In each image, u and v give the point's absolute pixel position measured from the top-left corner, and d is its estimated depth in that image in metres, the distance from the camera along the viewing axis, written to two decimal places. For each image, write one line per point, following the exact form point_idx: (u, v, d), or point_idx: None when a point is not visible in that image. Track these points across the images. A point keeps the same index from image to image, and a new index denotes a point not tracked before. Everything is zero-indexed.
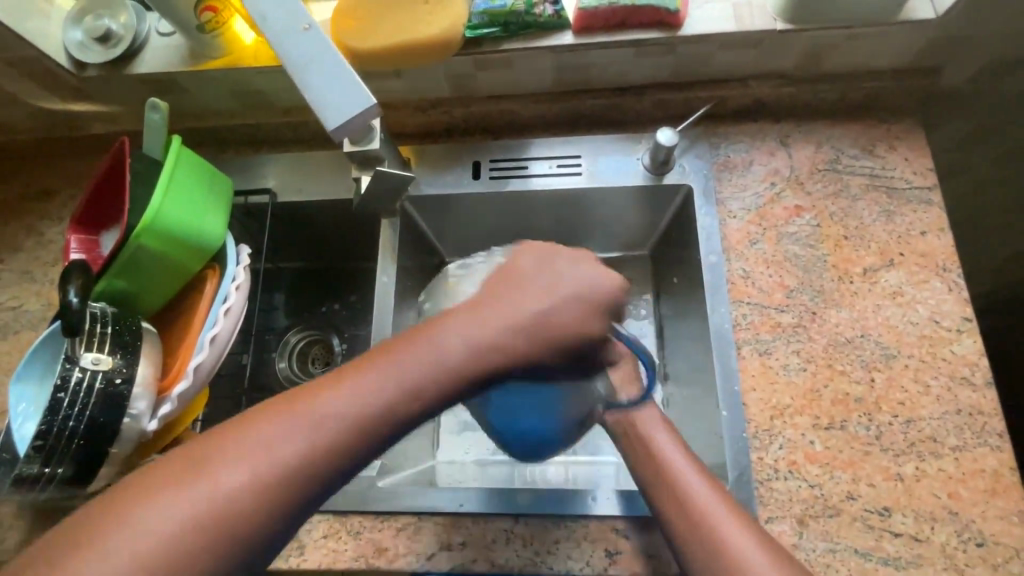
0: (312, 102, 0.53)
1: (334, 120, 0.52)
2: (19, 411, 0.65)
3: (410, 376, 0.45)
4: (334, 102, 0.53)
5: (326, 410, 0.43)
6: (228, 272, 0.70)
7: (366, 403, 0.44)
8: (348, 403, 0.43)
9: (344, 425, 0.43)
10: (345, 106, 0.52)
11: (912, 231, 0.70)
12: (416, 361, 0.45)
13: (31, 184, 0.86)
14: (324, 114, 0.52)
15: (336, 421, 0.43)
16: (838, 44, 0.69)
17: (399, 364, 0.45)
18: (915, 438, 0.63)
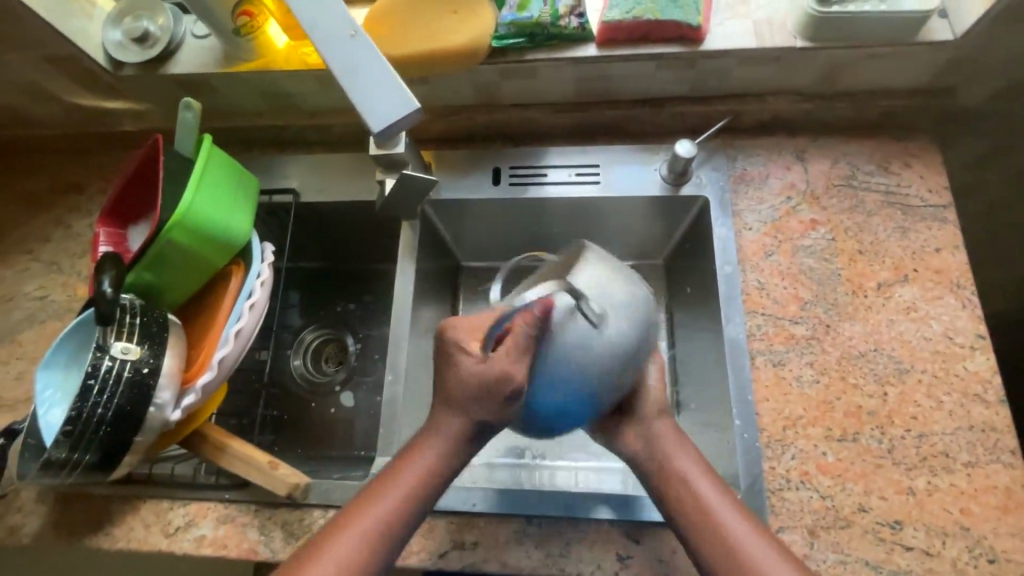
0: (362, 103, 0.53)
1: (375, 120, 0.53)
2: (45, 397, 0.68)
3: (418, 473, 0.51)
4: (376, 105, 0.53)
5: (359, 536, 0.48)
6: (252, 268, 0.72)
7: (395, 504, 0.50)
8: (378, 510, 0.49)
9: (380, 535, 0.48)
10: (392, 111, 0.53)
11: (926, 248, 0.71)
12: (416, 461, 0.51)
13: (62, 179, 0.89)
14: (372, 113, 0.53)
15: (373, 537, 0.48)
16: (857, 63, 0.71)
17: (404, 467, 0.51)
18: (927, 453, 0.63)
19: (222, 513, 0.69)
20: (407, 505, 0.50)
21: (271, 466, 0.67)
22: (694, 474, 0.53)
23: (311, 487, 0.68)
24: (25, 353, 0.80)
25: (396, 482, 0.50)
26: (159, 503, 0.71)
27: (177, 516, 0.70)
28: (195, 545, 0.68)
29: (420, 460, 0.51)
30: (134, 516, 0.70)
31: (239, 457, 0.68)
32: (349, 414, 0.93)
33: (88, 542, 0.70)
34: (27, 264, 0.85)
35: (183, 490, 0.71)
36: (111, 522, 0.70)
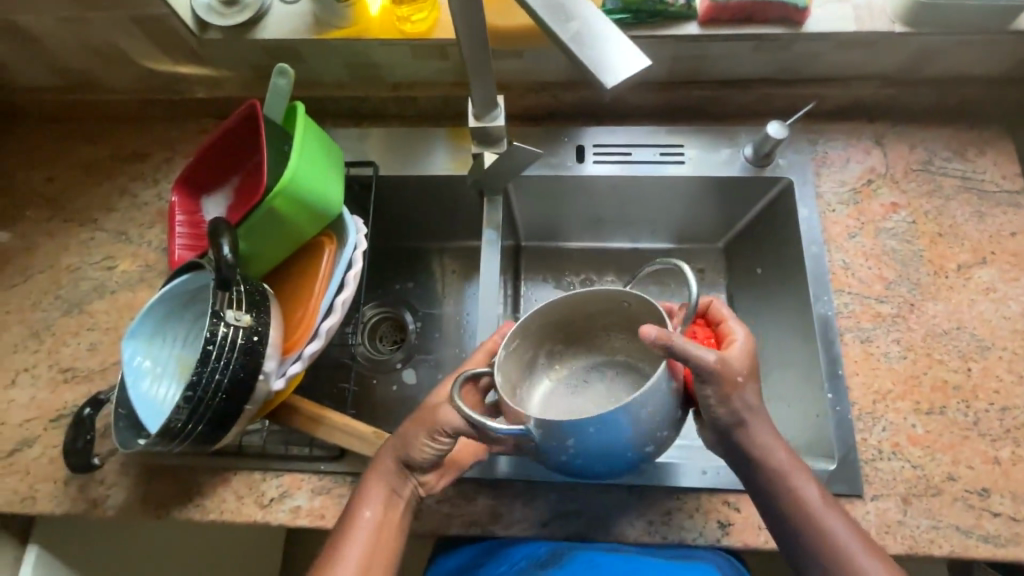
0: (582, 58, 0.43)
1: (605, 74, 0.43)
2: (134, 366, 0.66)
3: (377, 507, 0.60)
4: (602, 58, 0.43)
5: (366, 512, 0.60)
6: (349, 240, 0.71)
7: (368, 534, 0.59)
8: (355, 546, 0.58)
9: (379, 509, 0.60)
10: (619, 63, 0.43)
11: (1002, 232, 0.74)
12: (371, 500, 0.60)
13: (127, 147, 0.86)
14: (597, 70, 0.43)
15: (376, 511, 0.60)
16: (945, 50, 0.73)
17: (363, 505, 0.60)
18: (1011, 425, 0.66)
19: (318, 484, 0.69)
20: (382, 532, 0.60)
21: (377, 437, 0.67)
22: (792, 477, 0.57)
23: None
24: (96, 324, 0.78)
25: (360, 517, 0.60)
26: (251, 474, 0.70)
27: (270, 487, 0.69)
28: (292, 516, 0.68)
29: (375, 495, 0.60)
30: (225, 488, 0.69)
31: (340, 429, 0.67)
32: (412, 392, 0.91)
33: (177, 515, 0.69)
34: (92, 234, 0.82)
35: (276, 461, 0.70)
36: (201, 494, 0.69)
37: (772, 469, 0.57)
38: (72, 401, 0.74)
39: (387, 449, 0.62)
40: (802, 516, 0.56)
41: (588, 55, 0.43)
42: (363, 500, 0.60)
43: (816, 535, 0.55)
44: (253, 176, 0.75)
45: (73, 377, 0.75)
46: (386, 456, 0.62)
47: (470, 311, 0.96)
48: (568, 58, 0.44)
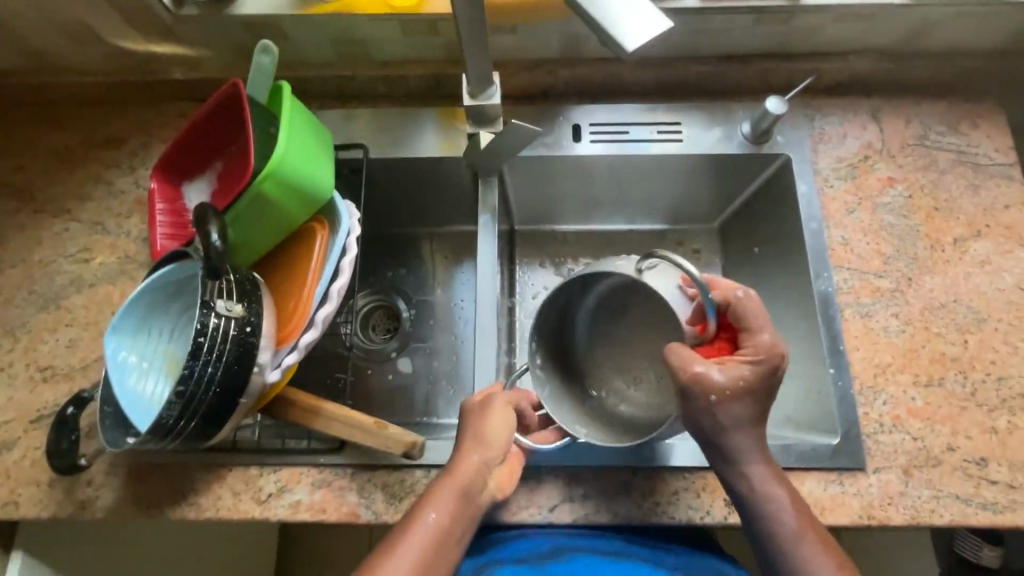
0: (598, 18, 0.42)
1: (625, 38, 0.41)
2: (119, 361, 0.63)
3: (445, 512, 0.56)
4: (622, 18, 0.42)
5: (436, 514, 0.55)
6: (342, 224, 0.68)
7: (427, 540, 0.54)
8: (410, 552, 0.53)
9: (451, 515, 0.56)
10: (635, 23, 0.42)
11: (996, 204, 0.75)
12: (440, 502, 0.56)
13: (101, 132, 0.82)
14: (614, 31, 0.42)
15: (447, 516, 0.56)
16: (942, 22, 0.73)
17: (430, 509, 0.56)
18: (1007, 395, 0.67)
19: (318, 478, 0.67)
20: (442, 541, 0.55)
21: (379, 427, 0.65)
22: (765, 481, 0.57)
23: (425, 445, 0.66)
24: (74, 319, 0.74)
25: (423, 521, 0.55)
26: (247, 470, 0.67)
27: (268, 482, 0.67)
28: (292, 511, 0.66)
29: (445, 498, 0.56)
30: (220, 485, 0.67)
31: (338, 419, 0.65)
32: (408, 380, 0.89)
33: (171, 514, 0.66)
34: (66, 225, 0.78)
35: (273, 455, 0.68)
36: (195, 492, 0.67)
37: (752, 484, 0.57)
38: (53, 400, 0.71)
39: (467, 454, 0.59)
40: (773, 532, 0.56)
41: (603, 14, 0.42)
42: (429, 503, 0.56)
43: (785, 556, 0.55)
44: (237, 160, 0.72)
45: (52, 375, 0.72)
46: (466, 461, 0.58)
47: (464, 297, 0.94)
48: (583, 20, 0.43)
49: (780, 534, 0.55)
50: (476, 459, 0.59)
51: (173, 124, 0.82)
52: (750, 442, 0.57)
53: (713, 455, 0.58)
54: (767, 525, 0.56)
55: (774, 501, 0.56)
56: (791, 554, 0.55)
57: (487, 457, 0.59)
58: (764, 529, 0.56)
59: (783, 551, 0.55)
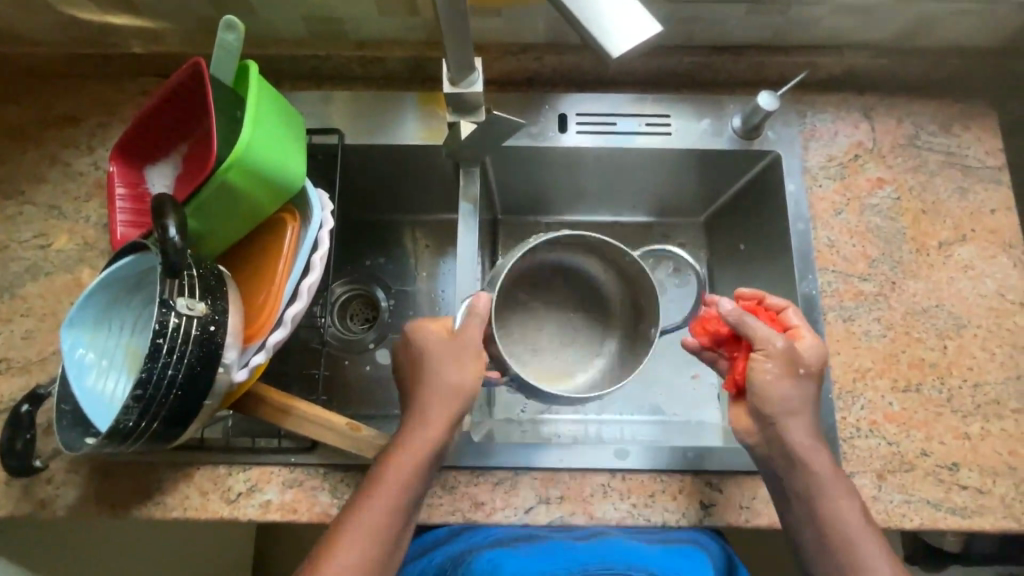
0: (582, 18, 0.39)
1: (610, 42, 0.39)
2: (76, 358, 0.60)
3: (398, 487, 0.56)
4: (608, 18, 0.39)
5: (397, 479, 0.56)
6: (313, 216, 0.65)
7: (383, 513, 0.55)
8: (370, 515, 0.55)
9: (412, 480, 0.56)
10: (622, 27, 0.39)
11: (983, 209, 0.74)
12: (393, 477, 0.56)
13: (56, 108, 0.77)
14: (599, 33, 0.39)
15: (408, 481, 0.56)
16: (940, 18, 0.71)
17: (383, 483, 0.56)
18: (982, 401, 0.68)
19: (289, 477, 0.65)
20: (397, 513, 0.56)
21: (352, 429, 0.63)
22: (824, 479, 0.57)
23: None
24: (30, 309, 0.70)
25: (377, 495, 0.56)
26: (215, 469, 0.65)
27: (237, 482, 0.65)
28: (262, 511, 0.64)
29: (404, 463, 0.56)
30: (187, 484, 0.65)
31: (311, 420, 0.63)
32: (386, 372, 0.87)
33: (136, 513, 0.64)
34: (19, 208, 0.74)
35: (242, 455, 0.66)
36: (161, 491, 0.65)
37: (808, 479, 0.57)
38: (9, 395, 0.68)
39: (417, 432, 0.58)
40: (827, 531, 0.56)
41: (588, 14, 0.39)
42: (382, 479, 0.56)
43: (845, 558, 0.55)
44: (202, 143, 0.68)
45: (8, 368, 0.68)
46: (417, 439, 0.58)
47: (446, 288, 0.91)
48: (567, 18, 0.40)
49: (829, 521, 0.56)
50: (430, 437, 0.58)
51: (133, 101, 0.77)
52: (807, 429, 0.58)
53: (777, 453, 0.59)
54: (817, 512, 0.57)
55: (829, 496, 0.57)
56: (838, 541, 0.55)
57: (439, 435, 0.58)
58: (808, 515, 0.57)
59: (829, 539, 0.56)
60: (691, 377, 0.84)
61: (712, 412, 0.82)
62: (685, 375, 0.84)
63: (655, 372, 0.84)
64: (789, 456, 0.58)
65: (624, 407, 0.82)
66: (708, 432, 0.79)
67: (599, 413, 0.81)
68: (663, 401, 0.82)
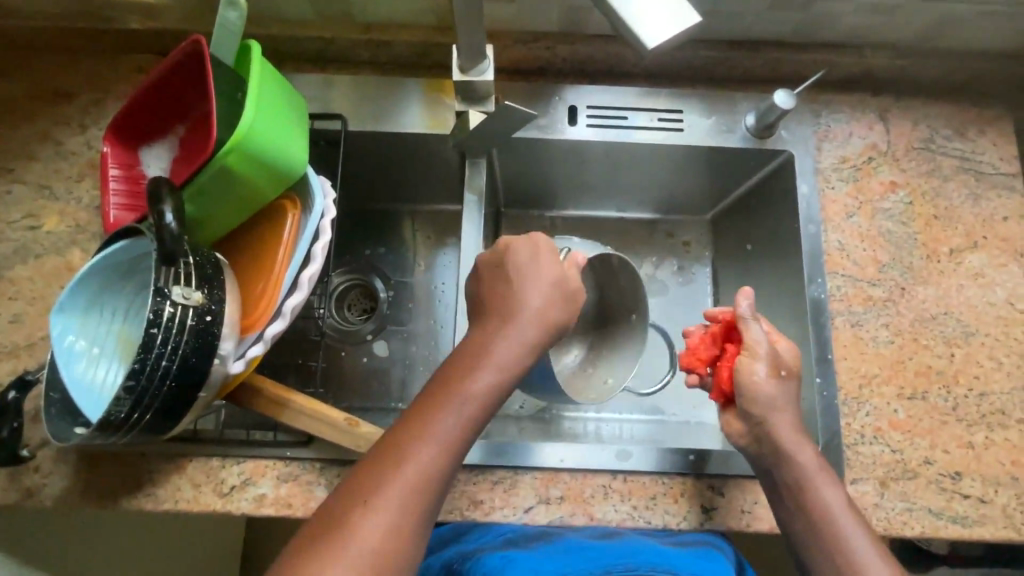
0: (615, 4, 0.39)
1: (647, 33, 0.39)
2: (65, 345, 0.58)
3: (426, 462, 0.50)
4: (647, 10, 0.39)
5: (429, 450, 0.51)
6: (315, 205, 0.63)
7: (405, 492, 0.49)
8: (398, 485, 0.49)
9: (444, 454, 0.51)
10: (661, 19, 0.39)
11: (996, 216, 0.73)
12: (420, 452, 0.51)
13: (47, 84, 0.74)
14: (631, 19, 0.39)
15: (439, 454, 0.51)
16: (962, 19, 0.69)
17: (411, 458, 0.50)
18: (987, 410, 0.67)
19: (284, 471, 0.64)
20: (426, 490, 0.50)
21: (351, 424, 0.62)
22: (813, 478, 0.56)
23: None
24: (18, 292, 0.68)
25: (404, 470, 0.50)
26: (208, 461, 0.64)
27: (231, 475, 0.64)
28: (256, 505, 0.63)
29: (438, 433, 0.52)
30: (179, 476, 0.63)
31: (308, 414, 0.61)
32: (384, 364, 0.86)
33: (126, 504, 0.63)
34: (8, 187, 0.71)
35: (236, 447, 0.64)
36: (152, 483, 0.63)
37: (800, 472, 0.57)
38: None
39: (447, 404, 0.53)
40: (819, 532, 0.55)
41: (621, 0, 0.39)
42: (408, 453, 0.50)
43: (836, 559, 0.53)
44: (201, 125, 0.65)
45: None
46: (447, 411, 0.52)
47: (445, 280, 0.89)
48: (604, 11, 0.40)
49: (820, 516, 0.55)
50: (460, 410, 0.53)
51: (128, 79, 0.75)
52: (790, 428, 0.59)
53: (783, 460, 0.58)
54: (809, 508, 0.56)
55: (821, 493, 0.56)
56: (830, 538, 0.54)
57: (470, 411, 0.53)
58: (800, 514, 0.56)
59: (821, 536, 0.55)
60: None
61: (713, 413, 0.81)
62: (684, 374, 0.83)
63: (654, 371, 0.83)
64: (778, 455, 0.58)
65: (625, 406, 0.81)
66: (709, 433, 0.78)
67: (600, 412, 0.80)
68: (661, 401, 0.81)
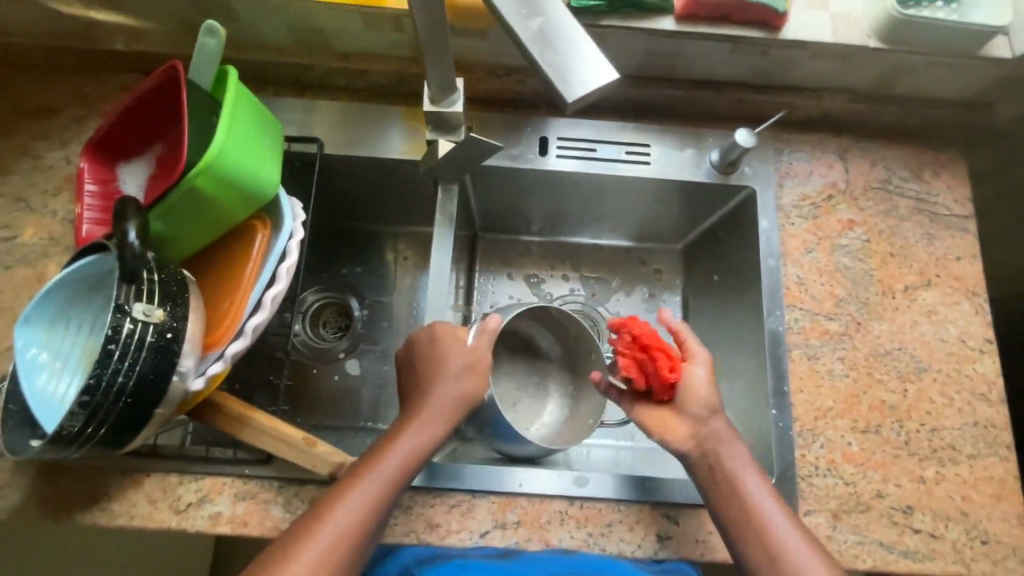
0: (547, 66, 0.41)
1: (571, 88, 0.40)
2: (27, 357, 0.59)
3: (383, 484, 0.56)
4: (572, 66, 0.41)
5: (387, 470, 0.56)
6: (284, 226, 0.64)
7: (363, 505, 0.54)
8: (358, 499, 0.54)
9: (399, 475, 0.57)
10: (586, 73, 0.40)
11: (949, 255, 0.75)
12: (380, 471, 0.56)
13: (31, 100, 0.76)
14: (560, 81, 0.40)
15: (396, 475, 0.57)
16: (915, 69, 0.73)
17: (370, 477, 0.56)
18: (938, 445, 0.69)
19: (242, 489, 0.64)
20: (358, 545, 0.53)
21: (309, 444, 0.62)
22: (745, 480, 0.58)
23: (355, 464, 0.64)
24: None
25: (363, 488, 0.55)
26: (166, 477, 0.64)
27: (188, 491, 0.64)
28: (211, 523, 0.63)
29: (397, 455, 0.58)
30: (135, 492, 0.63)
31: (268, 432, 0.62)
32: (355, 383, 0.86)
33: (80, 519, 0.62)
34: None
35: (195, 464, 0.64)
36: (108, 497, 0.63)
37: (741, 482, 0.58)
38: None
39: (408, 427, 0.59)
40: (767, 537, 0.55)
41: (551, 63, 0.41)
42: (342, 504, 0.54)
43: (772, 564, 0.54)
44: (177, 145, 0.67)
45: None
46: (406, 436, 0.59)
47: (421, 300, 0.91)
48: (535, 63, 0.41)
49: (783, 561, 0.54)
50: (416, 437, 0.59)
51: (110, 98, 0.77)
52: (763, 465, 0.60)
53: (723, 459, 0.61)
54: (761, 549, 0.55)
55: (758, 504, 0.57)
56: (755, 532, 0.55)
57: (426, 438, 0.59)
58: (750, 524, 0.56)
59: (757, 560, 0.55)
60: None
61: None
62: None
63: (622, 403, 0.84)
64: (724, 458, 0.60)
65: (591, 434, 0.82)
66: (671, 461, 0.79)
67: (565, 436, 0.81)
68: (633, 426, 0.83)
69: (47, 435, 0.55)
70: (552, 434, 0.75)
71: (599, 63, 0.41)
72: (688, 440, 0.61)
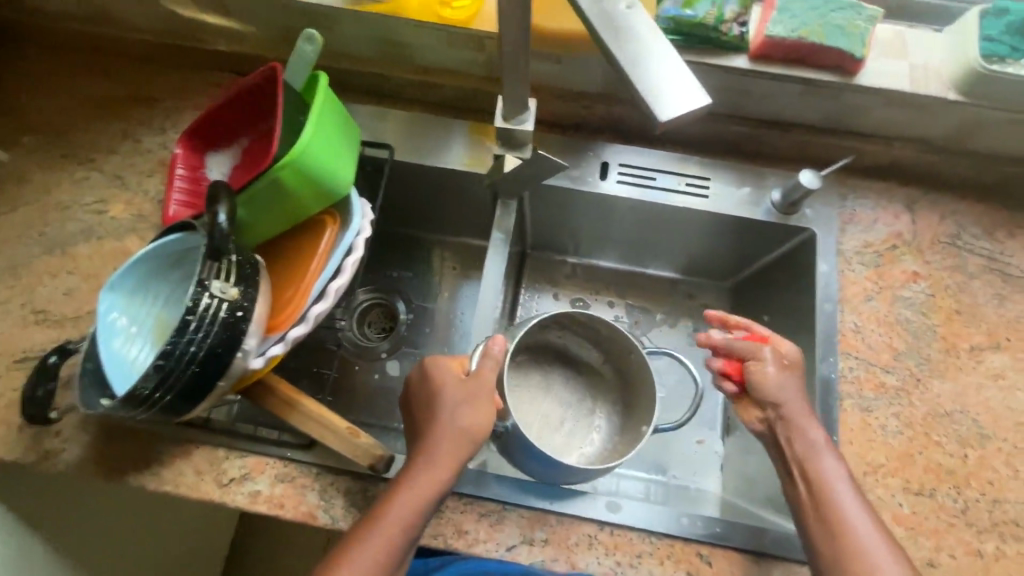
0: (635, 82, 0.42)
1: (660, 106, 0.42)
2: (109, 320, 0.63)
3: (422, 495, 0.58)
4: (662, 86, 0.42)
5: (424, 481, 0.58)
6: (353, 223, 0.68)
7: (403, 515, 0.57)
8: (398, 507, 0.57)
9: (436, 486, 0.58)
10: (672, 95, 0.42)
11: (1021, 319, 0.72)
12: (420, 482, 0.58)
13: (138, 90, 0.83)
14: (650, 99, 0.42)
15: (434, 485, 0.58)
16: (994, 125, 0.72)
17: (410, 488, 0.58)
18: (999, 519, 0.64)
19: (282, 472, 0.66)
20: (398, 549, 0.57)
21: (352, 434, 0.64)
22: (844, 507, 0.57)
23: (393, 460, 0.66)
24: (77, 268, 0.74)
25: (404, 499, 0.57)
26: (213, 451, 0.67)
27: (232, 467, 0.66)
28: (250, 501, 0.65)
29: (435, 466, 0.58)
30: (184, 461, 0.66)
31: (314, 419, 0.64)
32: (393, 383, 0.88)
33: (131, 480, 0.66)
34: (87, 173, 0.79)
35: (242, 441, 0.67)
36: (159, 463, 0.66)
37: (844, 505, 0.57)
38: (39, 344, 0.71)
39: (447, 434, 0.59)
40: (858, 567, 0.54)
41: (641, 81, 0.42)
42: (385, 513, 0.57)
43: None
44: (264, 140, 0.72)
45: (43, 320, 0.72)
46: (444, 444, 0.59)
47: (465, 310, 0.92)
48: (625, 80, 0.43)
49: None
50: (453, 448, 0.59)
51: (206, 93, 0.83)
52: (837, 466, 0.59)
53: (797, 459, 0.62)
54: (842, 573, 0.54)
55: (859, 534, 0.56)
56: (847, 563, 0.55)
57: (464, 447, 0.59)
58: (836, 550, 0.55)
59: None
60: (694, 442, 0.83)
61: (713, 482, 0.80)
62: (693, 439, 0.83)
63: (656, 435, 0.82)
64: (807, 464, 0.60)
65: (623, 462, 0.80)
66: (704, 502, 0.77)
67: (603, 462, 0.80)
68: (666, 460, 0.81)
69: (118, 394, 0.59)
70: (606, 447, 0.76)
71: (689, 85, 0.42)
72: (758, 419, 0.65)
